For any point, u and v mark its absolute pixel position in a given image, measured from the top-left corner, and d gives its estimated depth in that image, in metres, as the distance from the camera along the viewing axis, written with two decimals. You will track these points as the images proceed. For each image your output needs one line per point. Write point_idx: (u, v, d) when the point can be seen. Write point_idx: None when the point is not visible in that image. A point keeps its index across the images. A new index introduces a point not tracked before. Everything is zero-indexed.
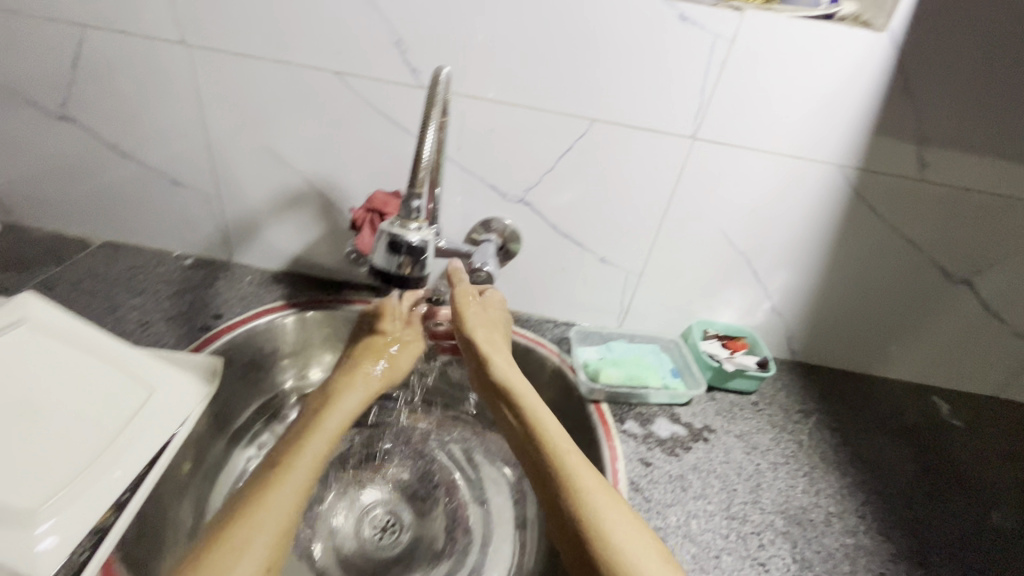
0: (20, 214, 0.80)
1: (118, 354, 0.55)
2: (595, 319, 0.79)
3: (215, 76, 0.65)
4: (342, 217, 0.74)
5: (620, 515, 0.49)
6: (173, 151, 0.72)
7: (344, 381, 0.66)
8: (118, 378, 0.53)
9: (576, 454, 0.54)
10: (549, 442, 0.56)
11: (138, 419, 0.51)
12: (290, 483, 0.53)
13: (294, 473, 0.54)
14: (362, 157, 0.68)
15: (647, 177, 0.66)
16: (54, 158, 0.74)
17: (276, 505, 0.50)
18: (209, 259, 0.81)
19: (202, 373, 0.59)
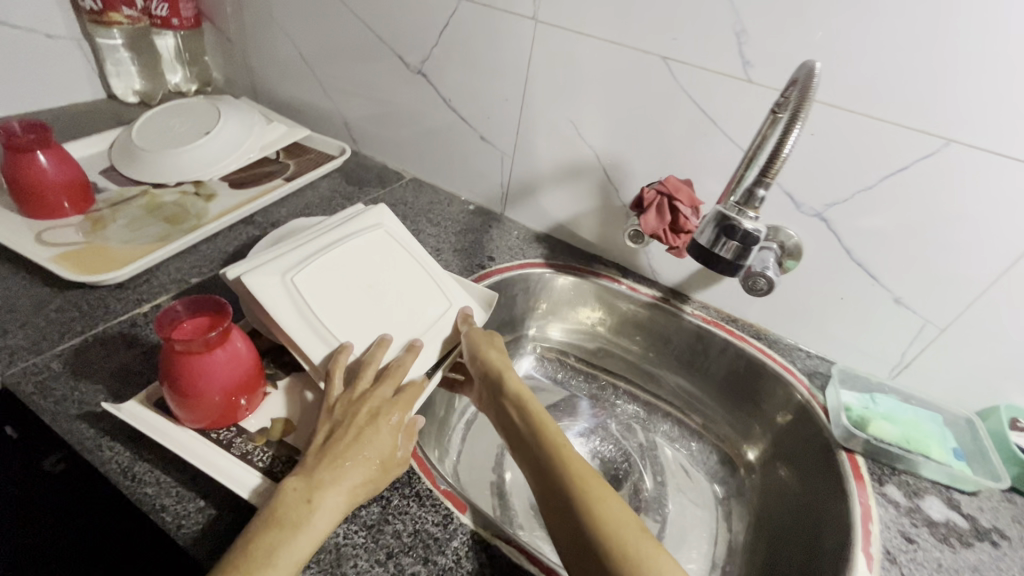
0: (361, 143, 1.02)
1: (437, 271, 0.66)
2: (861, 363, 0.70)
3: (549, 51, 0.73)
4: (616, 195, 0.77)
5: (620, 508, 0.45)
6: (491, 112, 0.83)
7: (356, 437, 0.47)
8: (433, 289, 0.64)
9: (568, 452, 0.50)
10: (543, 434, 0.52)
11: (437, 325, 0.62)
12: None
13: (269, 571, 0.39)
14: (657, 141, 0.70)
15: (1005, 217, 0.55)
16: (401, 105, 0.92)
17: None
18: (487, 209, 0.92)
19: (481, 303, 0.68)
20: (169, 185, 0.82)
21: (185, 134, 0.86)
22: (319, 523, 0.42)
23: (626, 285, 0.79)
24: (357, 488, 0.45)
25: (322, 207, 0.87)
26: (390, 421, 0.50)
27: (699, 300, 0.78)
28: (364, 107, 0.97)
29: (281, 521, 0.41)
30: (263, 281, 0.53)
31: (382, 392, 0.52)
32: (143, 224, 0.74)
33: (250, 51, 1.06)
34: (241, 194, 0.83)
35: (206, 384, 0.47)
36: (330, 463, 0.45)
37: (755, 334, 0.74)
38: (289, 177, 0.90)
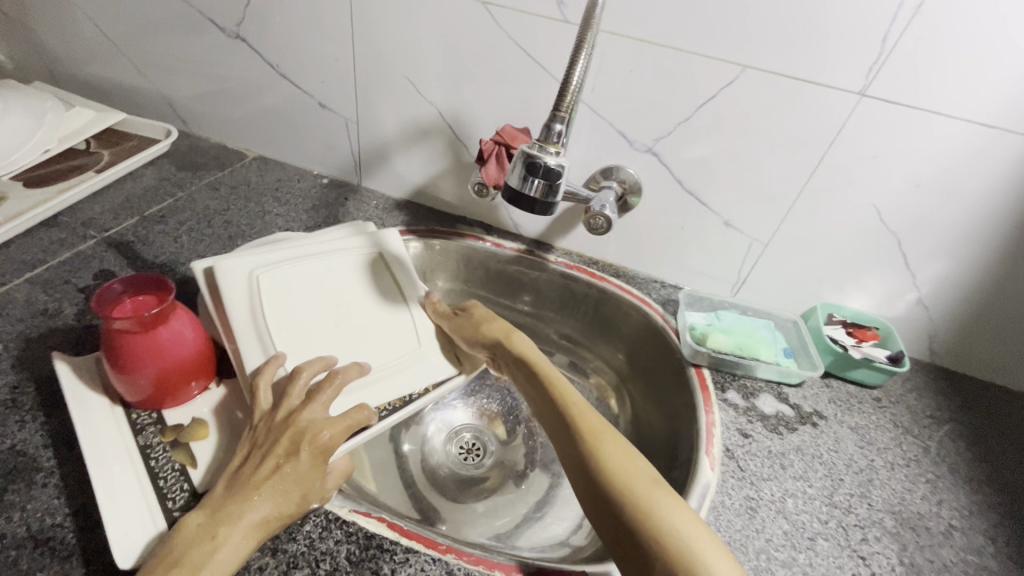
0: (193, 124, 0.91)
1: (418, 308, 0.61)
2: (707, 286, 0.75)
3: (369, 3, 0.68)
4: (466, 151, 0.75)
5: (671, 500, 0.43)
6: (324, 75, 0.77)
7: (268, 468, 0.42)
8: (404, 325, 0.59)
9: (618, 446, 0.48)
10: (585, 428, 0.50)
11: (397, 364, 0.56)
12: None
13: None
14: (494, 92, 0.69)
15: (799, 134, 0.60)
16: (226, 77, 0.83)
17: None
18: (343, 181, 0.87)
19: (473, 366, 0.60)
20: None
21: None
22: (222, 554, 0.38)
23: (491, 241, 0.79)
24: (264, 523, 0.41)
25: (148, 198, 0.77)
26: (314, 448, 0.44)
27: (561, 247, 0.79)
28: (186, 82, 0.87)
29: (183, 556, 0.38)
30: (229, 275, 0.52)
31: (310, 414, 0.46)
32: None
33: (36, 26, 0.90)
34: (41, 192, 0.72)
35: (140, 364, 0.45)
36: (236, 496, 0.41)
37: (615, 273, 0.77)
38: (101, 168, 0.78)
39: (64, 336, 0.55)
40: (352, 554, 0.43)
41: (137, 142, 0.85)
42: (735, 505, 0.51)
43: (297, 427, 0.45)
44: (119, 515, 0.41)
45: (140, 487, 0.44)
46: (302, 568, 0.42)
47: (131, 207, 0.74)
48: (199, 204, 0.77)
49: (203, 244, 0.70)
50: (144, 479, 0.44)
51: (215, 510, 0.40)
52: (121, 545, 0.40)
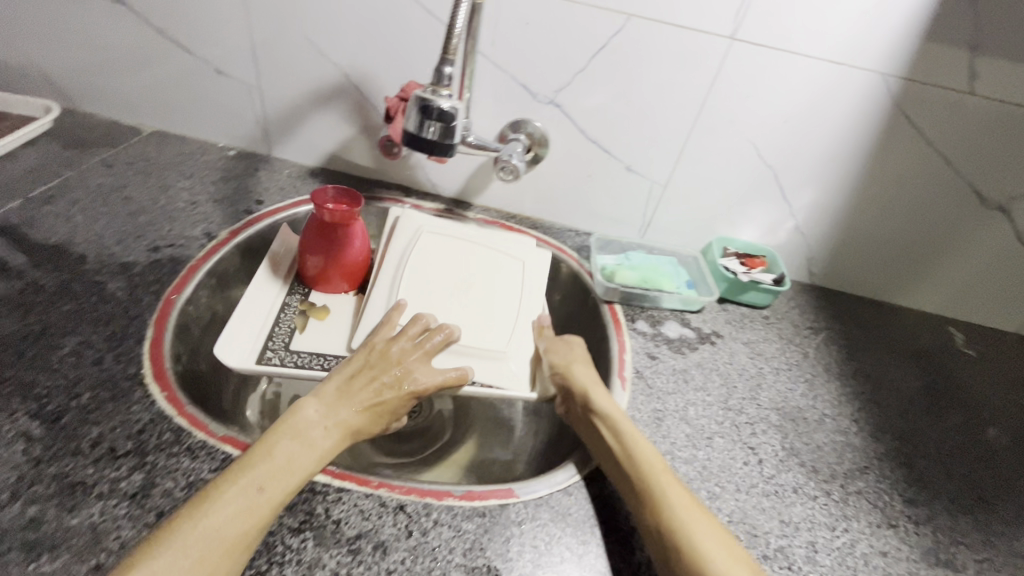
0: (73, 97, 0.84)
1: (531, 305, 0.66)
2: (617, 230, 0.80)
3: None
4: (376, 113, 0.75)
5: (710, 524, 0.43)
6: (216, 38, 0.73)
7: (372, 385, 0.52)
8: (505, 331, 0.63)
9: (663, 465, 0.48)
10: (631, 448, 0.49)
11: (470, 349, 0.60)
12: (263, 475, 0.41)
13: (276, 476, 0.42)
14: (398, 49, 0.69)
15: (684, 77, 0.65)
16: (106, 44, 0.77)
17: (237, 491, 0.40)
18: (251, 152, 0.84)
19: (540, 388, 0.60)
20: None
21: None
22: (325, 440, 0.46)
23: (410, 203, 0.80)
24: (357, 429, 0.49)
25: (29, 178, 0.71)
26: (410, 384, 0.53)
27: (479, 204, 0.82)
28: (56, 49, 0.79)
29: (300, 430, 0.46)
30: (411, 227, 0.69)
31: (416, 366, 0.54)
32: None
33: None
34: None
35: (315, 250, 0.64)
36: (348, 396, 0.50)
37: (532, 225, 0.81)
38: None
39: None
40: None
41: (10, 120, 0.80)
42: (644, 417, 0.57)
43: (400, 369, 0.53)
44: (250, 346, 0.59)
45: (261, 336, 0.60)
46: None
47: (12, 190, 0.69)
48: (90, 182, 0.72)
49: (99, 222, 0.66)
50: (267, 327, 0.62)
51: (334, 401, 0.50)
52: (230, 342, 0.58)
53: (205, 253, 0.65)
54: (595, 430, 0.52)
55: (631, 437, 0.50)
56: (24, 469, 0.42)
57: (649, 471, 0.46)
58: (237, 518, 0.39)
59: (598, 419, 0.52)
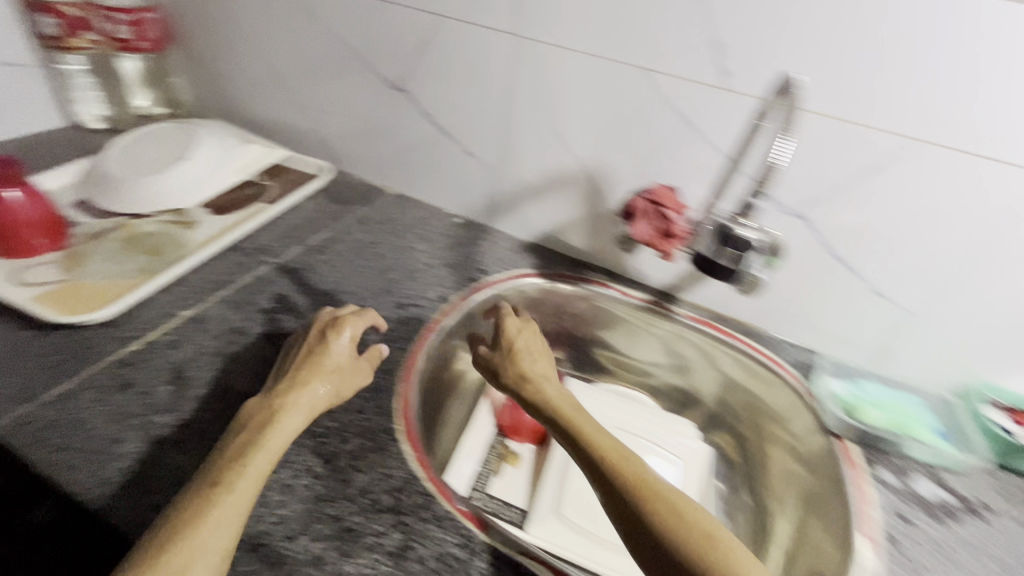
0: (342, 160, 0.99)
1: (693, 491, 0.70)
2: (845, 352, 0.73)
3: (529, 64, 0.73)
4: (604, 203, 0.78)
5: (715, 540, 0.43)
6: (472, 123, 0.82)
7: (301, 372, 0.54)
8: None
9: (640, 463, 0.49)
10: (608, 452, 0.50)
11: None
12: (240, 479, 0.44)
13: (246, 475, 0.44)
14: (643, 149, 0.71)
15: (973, 207, 0.58)
16: (379, 121, 0.91)
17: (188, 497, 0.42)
18: (474, 222, 0.92)
19: None
20: (146, 214, 0.80)
21: (161, 160, 0.82)
22: (293, 418, 0.50)
23: (617, 290, 0.82)
24: (314, 408, 0.53)
25: (309, 228, 0.85)
26: (326, 374, 0.55)
27: (687, 301, 0.80)
28: (343, 122, 0.95)
29: (290, 404, 0.51)
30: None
31: (331, 360, 0.56)
32: (125, 257, 0.72)
33: (220, 73, 1.02)
34: (224, 219, 0.82)
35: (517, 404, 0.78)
36: (298, 385, 0.53)
37: (744, 331, 0.77)
38: (273, 198, 0.88)
39: (252, 356, 0.62)
40: None
41: (298, 174, 0.95)
42: None
43: (330, 362, 0.56)
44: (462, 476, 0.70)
45: (468, 478, 0.70)
46: None
47: (295, 238, 0.82)
48: (352, 237, 0.84)
49: (359, 275, 0.76)
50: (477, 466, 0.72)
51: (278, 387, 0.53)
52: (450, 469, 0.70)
53: (441, 314, 0.72)
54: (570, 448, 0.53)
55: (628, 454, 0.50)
56: (309, 507, 0.48)
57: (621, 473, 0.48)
58: (217, 510, 0.41)
59: (563, 430, 0.54)
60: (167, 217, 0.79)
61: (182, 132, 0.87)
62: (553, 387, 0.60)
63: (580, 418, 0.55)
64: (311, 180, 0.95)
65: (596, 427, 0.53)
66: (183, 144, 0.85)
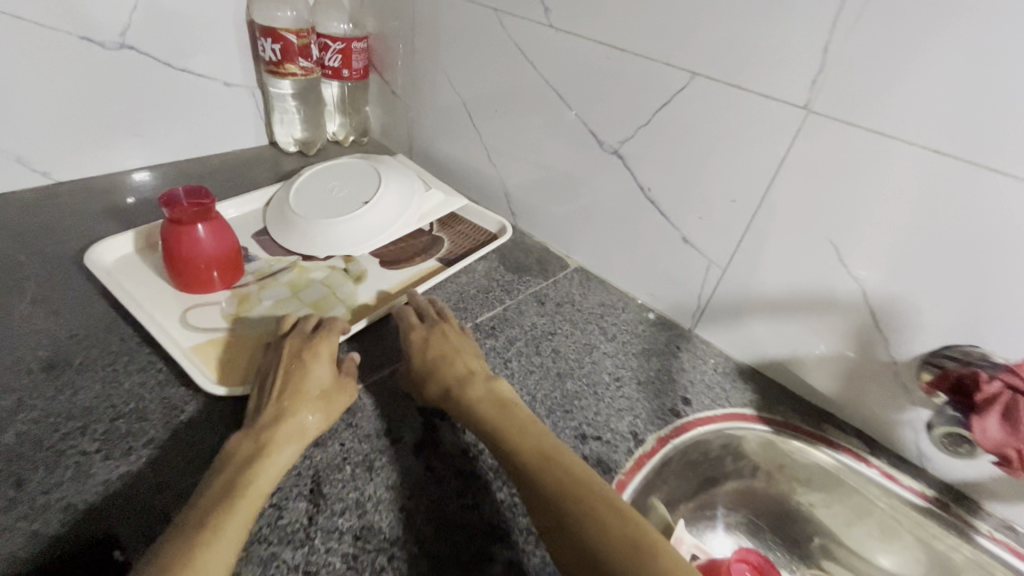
0: (521, 216, 0.87)
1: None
2: None
3: (817, 150, 0.53)
4: (886, 350, 0.55)
5: None
6: (703, 208, 0.64)
7: (293, 380, 0.50)
8: None
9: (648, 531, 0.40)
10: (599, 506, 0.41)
11: None
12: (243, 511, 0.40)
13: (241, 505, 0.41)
14: (989, 295, 0.48)
15: None
16: (577, 184, 0.76)
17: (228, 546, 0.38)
18: (671, 321, 0.73)
19: None
20: (318, 257, 0.73)
21: (343, 203, 0.75)
22: (278, 458, 0.45)
23: (879, 470, 0.58)
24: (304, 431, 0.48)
25: (479, 299, 0.73)
26: (314, 393, 0.50)
27: (997, 514, 0.54)
28: (533, 177, 0.82)
29: (283, 441, 0.46)
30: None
31: (319, 364, 0.52)
32: (290, 307, 0.65)
33: (413, 107, 0.96)
34: (394, 275, 0.73)
35: None
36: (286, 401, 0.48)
37: None
38: (445, 256, 0.78)
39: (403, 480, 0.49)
40: None
41: (472, 229, 0.84)
42: None
43: (308, 373, 0.51)
44: None
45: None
46: None
47: (464, 310, 0.70)
48: (526, 319, 0.70)
49: (534, 378, 0.62)
50: None
51: (274, 403, 0.48)
52: None
53: (631, 466, 0.55)
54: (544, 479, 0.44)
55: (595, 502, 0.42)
56: None
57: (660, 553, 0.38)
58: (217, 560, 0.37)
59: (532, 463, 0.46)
60: (337, 266, 0.72)
61: (369, 169, 0.79)
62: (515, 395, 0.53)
63: (575, 475, 0.44)
64: (485, 242, 0.83)
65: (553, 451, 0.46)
66: (368, 183, 0.78)
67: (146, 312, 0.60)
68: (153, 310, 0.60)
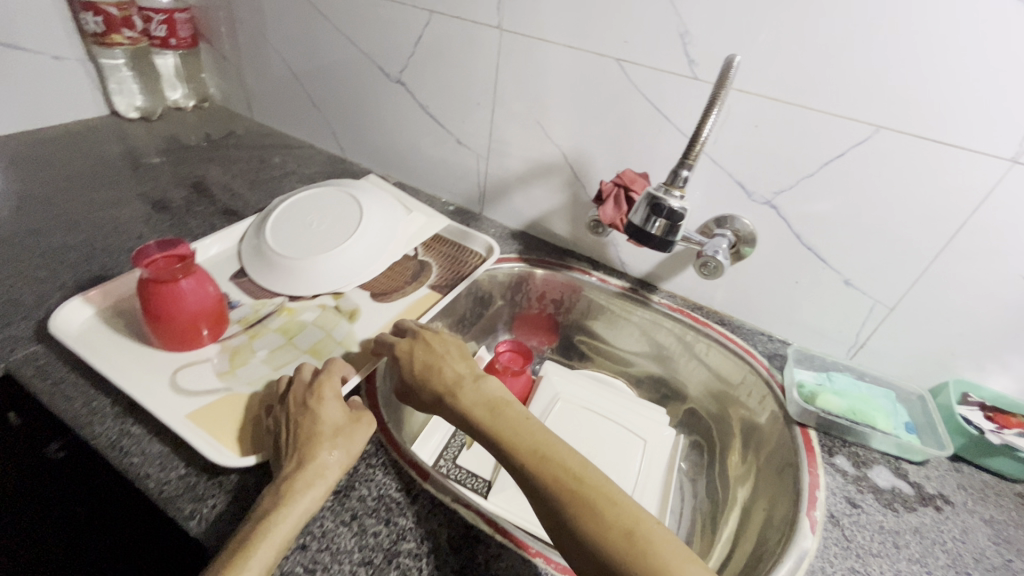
0: (349, 151, 1.06)
1: (662, 478, 0.70)
2: (819, 344, 0.74)
3: (514, 56, 0.77)
4: (584, 192, 0.81)
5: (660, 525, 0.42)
6: (463, 114, 0.87)
7: (306, 421, 0.50)
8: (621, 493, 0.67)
9: (545, 432, 0.49)
10: (520, 434, 0.49)
11: None
12: (270, 542, 0.42)
13: (268, 542, 0.42)
14: (619, 139, 0.74)
15: (937, 199, 0.58)
16: (381, 113, 0.96)
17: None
18: (466, 210, 0.96)
19: None
20: (299, 297, 0.71)
21: (303, 237, 0.73)
22: (303, 500, 0.45)
23: (596, 277, 0.84)
24: (332, 476, 0.48)
25: None
26: (334, 429, 0.50)
27: (665, 289, 0.82)
28: (350, 115, 1.01)
29: (305, 485, 0.46)
30: (551, 388, 0.78)
31: (328, 394, 0.53)
32: (286, 358, 0.62)
33: (243, 70, 1.10)
34: (388, 309, 0.72)
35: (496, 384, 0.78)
36: (303, 442, 0.48)
37: (719, 320, 0.78)
38: (436, 283, 0.78)
39: None
40: (452, 540, 0.48)
41: (456, 250, 0.84)
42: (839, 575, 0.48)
43: (321, 417, 0.51)
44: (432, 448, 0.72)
45: (437, 446, 0.73)
46: (409, 542, 0.47)
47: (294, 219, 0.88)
48: None
49: None
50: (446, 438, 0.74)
51: (293, 453, 0.48)
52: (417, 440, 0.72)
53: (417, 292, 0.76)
54: (476, 417, 0.51)
55: (515, 432, 0.49)
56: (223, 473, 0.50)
57: (559, 457, 0.47)
58: None
59: (467, 415, 0.52)
60: (327, 304, 0.71)
61: (344, 195, 0.78)
62: (458, 355, 0.58)
63: (500, 417, 0.50)
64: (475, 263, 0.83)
65: (492, 398, 0.53)
66: (347, 213, 0.76)
67: (106, 371, 0.56)
68: (114, 369, 0.56)
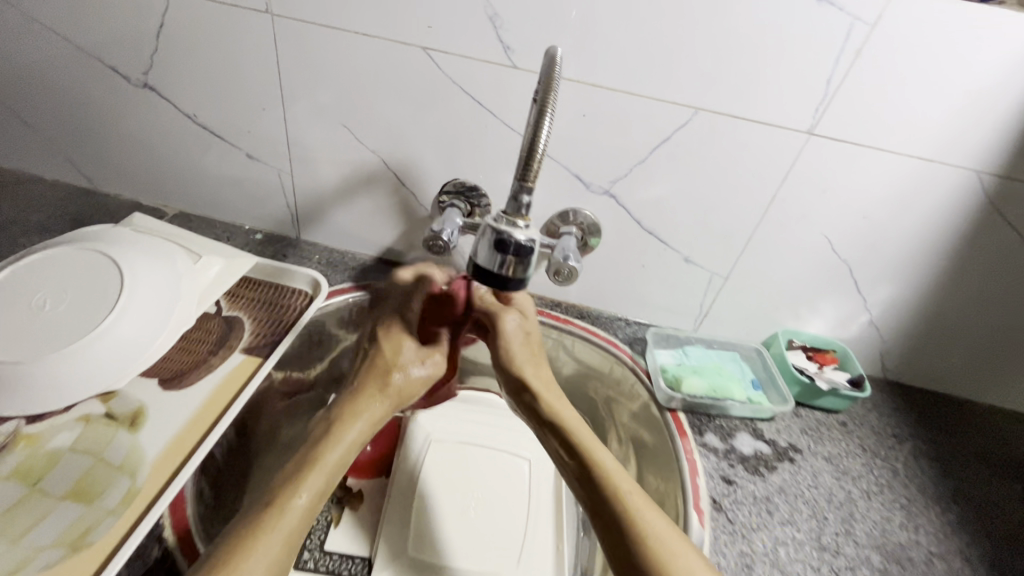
0: (98, 179, 0.80)
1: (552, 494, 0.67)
2: (671, 320, 0.75)
3: (296, 48, 0.62)
4: (415, 201, 0.71)
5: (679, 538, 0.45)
6: (246, 122, 0.69)
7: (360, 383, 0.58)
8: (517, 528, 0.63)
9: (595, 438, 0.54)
10: (573, 430, 0.54)
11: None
12: (285, 524, 0.44)
13: (287, 513, 0.45)
14: (443, 139, 0.65)
15: (753, 173, 0.61)
16: (131, 128, 0.73)
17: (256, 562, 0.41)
18: (279, 236, 0.79)
19: None
20: (48, 411, 0.51)
21: (32, 331, 0.51)
22: (309, 484, 0.47)
23: None
24: (332, 470, 0.50)
25: None
26: (384, 393, 0.57)
27: None
28: (85, 133, 0.75)
29: (335, 440, 0.52)
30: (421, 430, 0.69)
31: (390, 354, 0.61)
32: (34, 511, 0.45)
33: None
34: (192, 395, 0.56)
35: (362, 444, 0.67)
36: (349, 411, 0.55)
37: (579, 314, 0.76)
38: (253, 345, 0.62)
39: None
40: None
41: (271, 293, 0.68)
42: (731, 565, 0.50)
43: (377, 360, 0.60)
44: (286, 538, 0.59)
45: None
46: None
47: None
48: None
49: None
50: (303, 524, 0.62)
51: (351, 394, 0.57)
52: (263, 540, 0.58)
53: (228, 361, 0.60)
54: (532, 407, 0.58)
55: (571, 425, 0.55)
56: None
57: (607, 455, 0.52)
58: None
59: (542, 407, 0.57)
60: (93, 412, 0.52)
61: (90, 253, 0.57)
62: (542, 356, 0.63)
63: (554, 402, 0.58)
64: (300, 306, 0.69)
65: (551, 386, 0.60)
66: (99, 277, 0.55)
67: None
68: None
